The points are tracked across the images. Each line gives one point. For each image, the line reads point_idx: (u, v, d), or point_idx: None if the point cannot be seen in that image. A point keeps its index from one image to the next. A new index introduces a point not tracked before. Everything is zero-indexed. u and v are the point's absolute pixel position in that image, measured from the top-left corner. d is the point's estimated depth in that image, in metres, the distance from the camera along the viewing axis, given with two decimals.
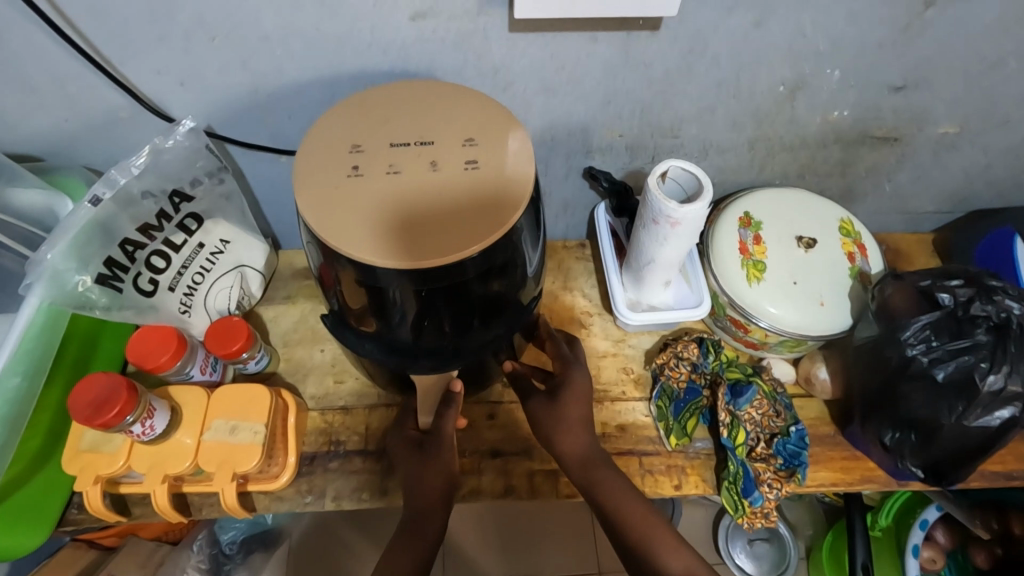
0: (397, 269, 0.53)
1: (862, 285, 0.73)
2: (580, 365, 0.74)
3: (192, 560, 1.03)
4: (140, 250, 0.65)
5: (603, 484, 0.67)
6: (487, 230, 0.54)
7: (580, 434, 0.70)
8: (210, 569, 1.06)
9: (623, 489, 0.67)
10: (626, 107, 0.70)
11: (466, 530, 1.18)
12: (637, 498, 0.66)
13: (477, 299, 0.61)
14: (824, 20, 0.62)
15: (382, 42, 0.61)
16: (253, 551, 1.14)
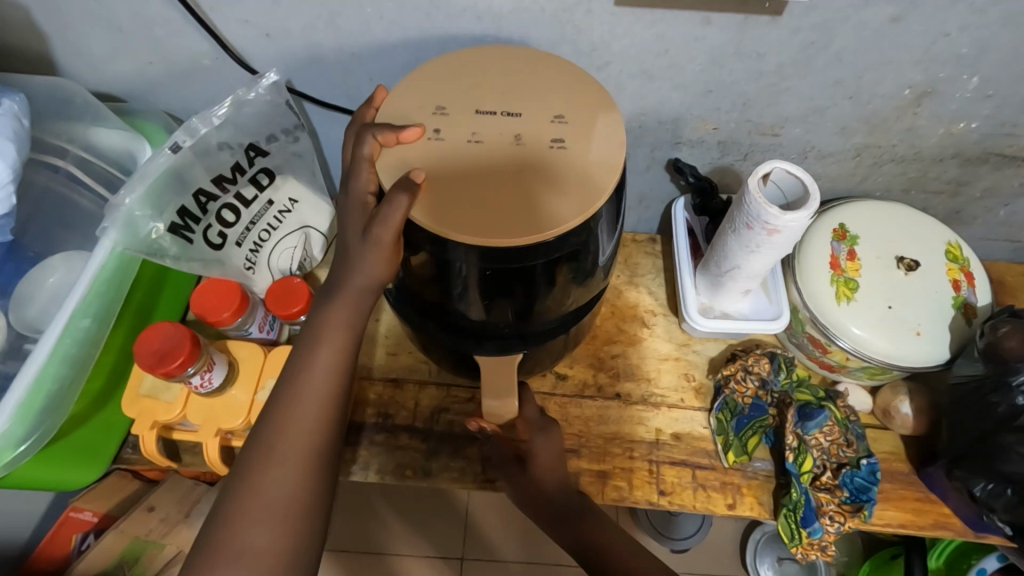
0: (449, 238, 0.50)
1: (966, 318, 0.67)
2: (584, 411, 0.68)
3: None
4: (213, 201, 0.65)
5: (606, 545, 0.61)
6: (547, 228, 0.50)
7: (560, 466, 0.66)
8: None
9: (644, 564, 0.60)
10: (727, 100, 0.65)
11: (488, 511, 1.19)
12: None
13: (541, 285, 0.56)
14: (972, 20, 0.55)
15: (477, 7, 0.57)
16: None
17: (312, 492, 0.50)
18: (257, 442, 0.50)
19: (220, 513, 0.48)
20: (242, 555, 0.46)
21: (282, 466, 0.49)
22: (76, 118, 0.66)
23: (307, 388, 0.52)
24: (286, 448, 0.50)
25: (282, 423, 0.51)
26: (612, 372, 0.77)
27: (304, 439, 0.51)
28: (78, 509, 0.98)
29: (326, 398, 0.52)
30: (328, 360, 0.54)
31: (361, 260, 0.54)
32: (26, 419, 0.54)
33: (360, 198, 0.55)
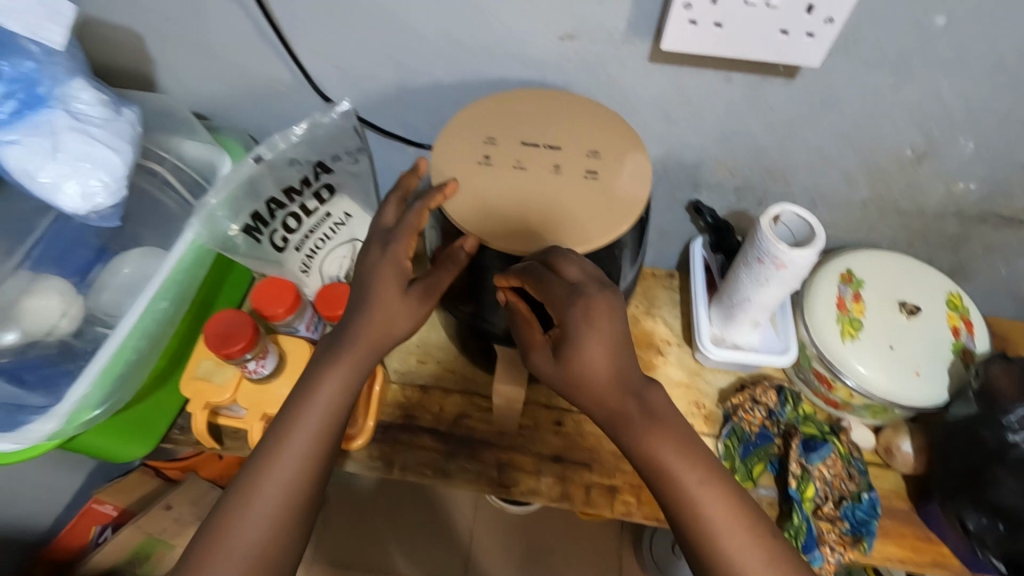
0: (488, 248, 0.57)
1: (963, 363, 0.71)
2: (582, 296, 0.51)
3: None
4: (281, 209, 0.73)
5: (674, 465, 0.52)
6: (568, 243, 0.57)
7: (608, 353, 0.51)
8: None
9: (705, 483, 0.51)
10: (743, 148, 0.72)
11: (489, 539, 1.28)
12: (748, 511, 0.51)
13: None
14: (965, 90, 0.62)
15: (526, 56, 0.66)
16: None
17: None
18: (210, 531, 0.52)
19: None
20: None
21: (227, 556, 0.50)
22: (173, 130, 0.74)
23: (270, 475, 0.54)
24: (234, 539, 0.51)
25: (236, 513, 0.52)
26: None
27: (254, 532, 0.52)
28: (101, 503, 1.07)
29: (290, 491, 0.54)
30: (299, 446, 0.55)
31: (388, 307, 0.59)
32: (103, 386, 0.60)
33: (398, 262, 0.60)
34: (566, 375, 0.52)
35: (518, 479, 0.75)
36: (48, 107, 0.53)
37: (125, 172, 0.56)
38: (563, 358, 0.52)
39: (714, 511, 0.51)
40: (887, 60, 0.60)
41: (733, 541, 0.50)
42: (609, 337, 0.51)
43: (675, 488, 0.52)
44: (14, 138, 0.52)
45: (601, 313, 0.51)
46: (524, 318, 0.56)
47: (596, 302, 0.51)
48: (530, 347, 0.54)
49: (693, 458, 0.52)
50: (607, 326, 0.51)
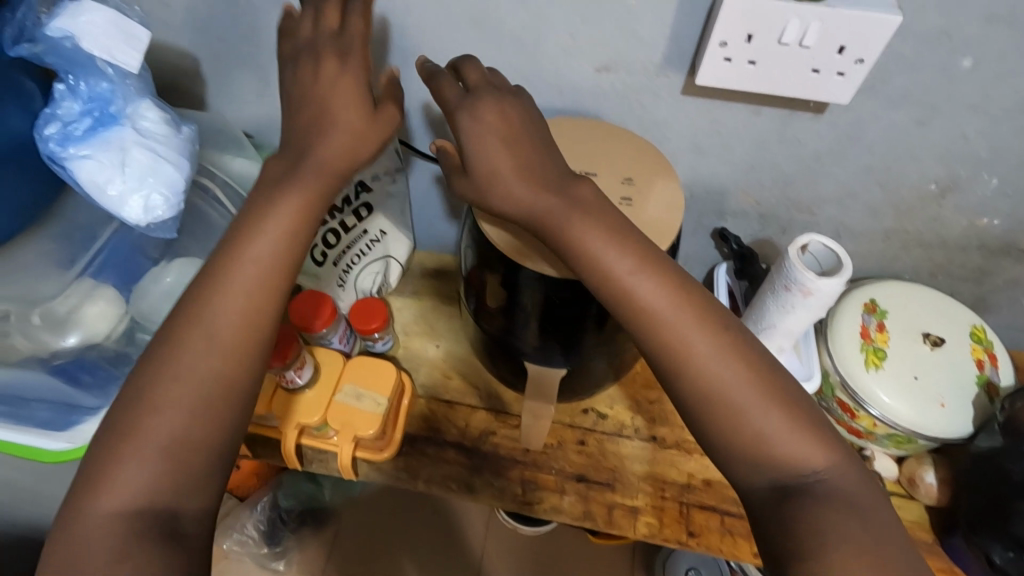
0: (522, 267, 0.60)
1: (988, 396, 0.72)
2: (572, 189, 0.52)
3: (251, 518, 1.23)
4: (322, 225, 0.77)
5: (654, 306, 0.50)
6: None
7: (511, 154, 0.54)
8: (266, 530, 1.25)
9: (683, 311, 0.50)
10: (769, 178, 0.74)
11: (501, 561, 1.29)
12: (728, 339, 0.50)
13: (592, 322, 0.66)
14: (989, 127, 0.64)
15: (562, 86, 0.69)
16: (304, 524, 1.30)
17: (195, 429, 0.48)
18: (140, 379, 0.49)
19: (93, 456, 0.47)
20: (99, 510, 0.45)
21: (161, 409, 0.48)
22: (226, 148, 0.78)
23: (207, 318, 0.50)
24: (172, 392, 0.48)
25: (173, 356, 0.49)
26: (649, 416, 0.82)
27: (188, 375, 0.49)
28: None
29: (233, 351, 0.50)
30: (240, 284, 0.51)
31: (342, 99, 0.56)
32: None
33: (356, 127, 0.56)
34: (479, 186, 0.55)
35: (542, 497, 0.76)
36: (118, 124, 0.57)
37: (184, 188, 0.60)
38: (471, 166, 0.55)
39: (694, 336, 0.50)
40: (913, 99, 0.62)
41: (718, 366, 0.49)
42: (502, 139, 0.54)
43: (647, 322, 0.50)
44: (86, 154, 0.55)
45: (498, 113, 0.55)
46: (456, 165, 0.57)
47: (492, 108, 0.55)
48: (452, 175, 0.57)
49: (662, 284, 0.51)
50: (502, 122, 0.55)
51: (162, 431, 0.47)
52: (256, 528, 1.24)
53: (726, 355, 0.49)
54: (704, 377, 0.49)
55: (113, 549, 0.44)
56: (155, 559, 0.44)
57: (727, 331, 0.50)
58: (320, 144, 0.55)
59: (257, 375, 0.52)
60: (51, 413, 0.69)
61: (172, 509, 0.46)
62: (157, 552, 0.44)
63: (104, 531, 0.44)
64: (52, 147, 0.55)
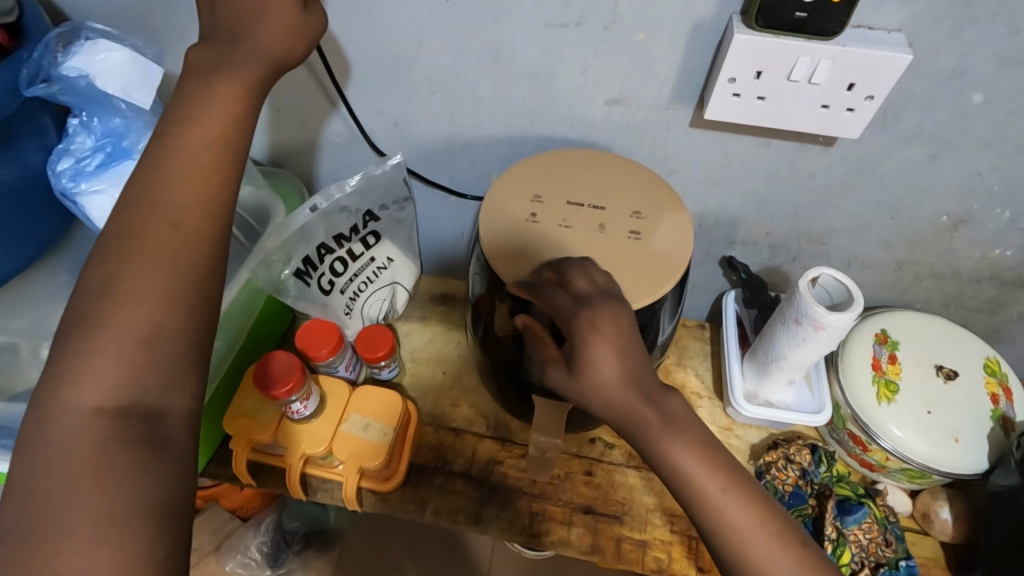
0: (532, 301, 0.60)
1: (1004, 431, 0.70)
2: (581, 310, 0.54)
3: (255, 541, 1.19)
4: (329, 254, 0.76)
5: (671, 446, 0.52)
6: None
7: (617, 357, 0.52)
8: (270, 553, 1.21)
9: (697, 452, 0.53)
10: (780, 210, 0.74)
11: None
12: (734, 469, 0.53)
13: None
14: (1003, 162, 0.63)
15: (572, 118, 0.69)
16: (309, 545, 1.29)
17: (187, 291, 0.45)
18: (104, 264, 0.44)
19: (53, 368, 0.42)
20: (78, 407, 0.41)
21: (132, 293, 0.43)
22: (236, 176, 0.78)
23: (176, 188, 0.46)
24: (136, 274, 0.44)
25: (131, 251, 0.44)
26: None
27: (181, 234, 0.46)
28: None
29: (199, 231, 0.46)
30: (191, 170, 0.47)
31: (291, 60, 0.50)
32: None
33: None
34: (578, 388, 0.54)
35: (550, 530, 0.75)
36: (131, 158, 0.58)
37: None
38: (576, 369, 0.53)
39: (702, 475, 0.52)
40: (924, 134, 0.62)
41: (722, 501, 0.52)
42: (617, 350, 0.52)
43: (660, 456, 0.53)
44: (100, 188, 0.57)
45: (616, 323, 0.53)
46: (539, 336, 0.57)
47: (604, 316, 0.53)
48: (549, 366, 0.56)
49: (680, 428, 0.53)
50: (618, 337, 0.53)
51: (125, 338, 0.42)
52: (260, 550, 1.20)
53: (732, 493, 0.52)
54: (707, 503, 0.52)
55: (94, 453, 0.40)
56: (144, 463, 0.40)
57: (733, 466, 0.53)
58: (255, 34, 0.50)
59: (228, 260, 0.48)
60: None
61: (158, 405, 0.43)
62: (145, 461, 0.40)
63: (84, 431, 0.40)
64: (65, 182, 0.58)
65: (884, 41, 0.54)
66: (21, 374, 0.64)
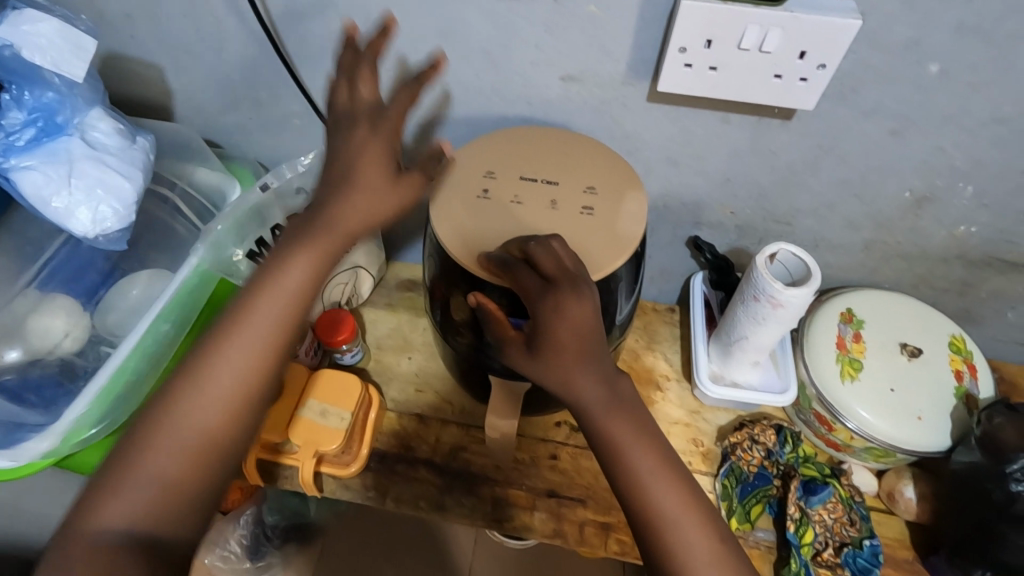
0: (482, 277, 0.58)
1: (967, 408, 0.70)
2: (558, 304, 0.53)
3: (234, 533, 1.15)
4: (284, 235, 0.76)
5: (613, 428, 0.54)
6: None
7: (578, 342, 0.54)
8: (250, 546, 1.16)
9: (637, 436, 0.54)
10: (744, 189, 0.73)
11: None
12: (671, 460, 0.54)
13: None
14: (964, 137, 0.62)
15: (530, 95, 0.68)
16: (290, 540, 1.23)
17: (229, 420, 0.48)
18: (156, 391, 0.48)
19: (102, 473, 0.46)
20: (102, 529, 0.44)
21: (179, 418, 0.47)
22: (189, 158, 0.77)
23: (217, 374, 0.48)
24: (163, 438, 0.47)
25: (178, 392, 0.48)
26: None
27: (212, 403, 0.48)
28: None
29: (246, 380, 0.49)
30: (251, 347, 0.49)
31: (364, 188, 0.53)
32: (102, 405, 0.61)
33: (382, 163, 0.55)
34: (539, 367, 0.55)
35: (513, 514, 0.74)
36: (66, 135, 0.56)
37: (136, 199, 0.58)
38: (539, 349, 0.54)
39: (639, 457, 0.53)
40: (884, 108, 0.61)
41: (653, 483, 0.52)
42: (579, 336, 0.54)
43: (604, 439, 0.54)
44: (30, 164, 0.54)
45: (580, 314, 0.53)
46: (497, 318, 0.56)
47: (573, 302, 0.53)
48: (510, 346, 0.56)
49: (623, 412, 0.54)
50: (582, 324, 0.54)
51: (161, 460, 0.46)
52: (240, 543, 1.16)
53: (664, 480, 0.53)
54: (643, 490, 0.52)
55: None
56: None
57: (671, 456, 0.54)
58: None
59: (263, 413, 0.51)
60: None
61: (161, 541, 0.45)
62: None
63: (91, 559, 0.43)
64: None
65: (834, 7, 0.52)
66: None
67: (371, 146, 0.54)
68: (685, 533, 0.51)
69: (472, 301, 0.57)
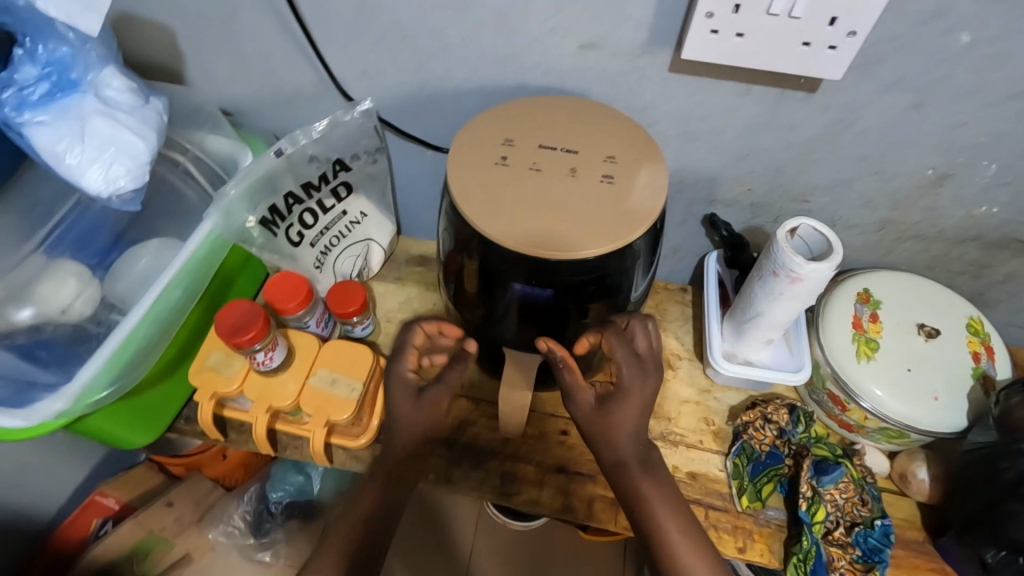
0: (500, 244, 0.57)
1: (983, 389, 0.69)
2: (631, 396, 0.65)
3: (239, 509, 1.23)
4: (297, 203, 0.75)
5: (645, 490, 0.62)
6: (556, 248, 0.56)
7: (638, 414, 0.65)
8: (253, 521, 1.23)
9: (664, 499, 0.62)
10: (761, 165, 0.72)
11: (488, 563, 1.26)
12: (691, 521, 0.62)
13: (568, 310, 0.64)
14: (988, 112, 0.61)
15: (546, 64, 0.67)
16: (293, 518, 1.24)
17: (373, 525, 0.65)
18: None
19: None
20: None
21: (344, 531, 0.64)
22: (200, 125, 0.76)
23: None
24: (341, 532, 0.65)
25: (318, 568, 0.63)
26: None
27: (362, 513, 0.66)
28: (104, 495, 1.12)
29: None
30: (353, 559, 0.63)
31: (410, 406, 0.70)
32: (113, 370, 0.60)
33: (404, 376, 0.71)
34: (601, 421, 0.64)
35: (522, 489, 0.74)
36: (80, 91, 0.55)
37: (148, 159, 0.57)
38: (609, 409, 0.64)
39: (666, 517, 0.62)
40: (908, 81, 0.60)
41: (678, 544, 0.61)
42: (644, 409, 0.65)
43: (628, 484, 0.63)
44: (44, 119, 0.54)
45: (646, 390, 0.65)
46: (566, 364, 0.63)
47: (647, 377, 0.66)
48: (574, 395, 0.65)
49: (653, 475, 0.64)
50: (647, 399, 0.65)
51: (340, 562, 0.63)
52: (244, 518, 1.23)
53: (686, 538, 0.61)
54: (653, 516, 0.62)
55: None
56: None
57: (688, 516, 0.63)
58: None
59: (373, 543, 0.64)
60: (7, 393, 0.60)
61: None
62: None
63: None
64: (8, 112, 0.53)
65: None
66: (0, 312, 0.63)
67: (411, 353, 0.72)
68: (688, 562, 0.60)
69: (541, 348, 0.63)
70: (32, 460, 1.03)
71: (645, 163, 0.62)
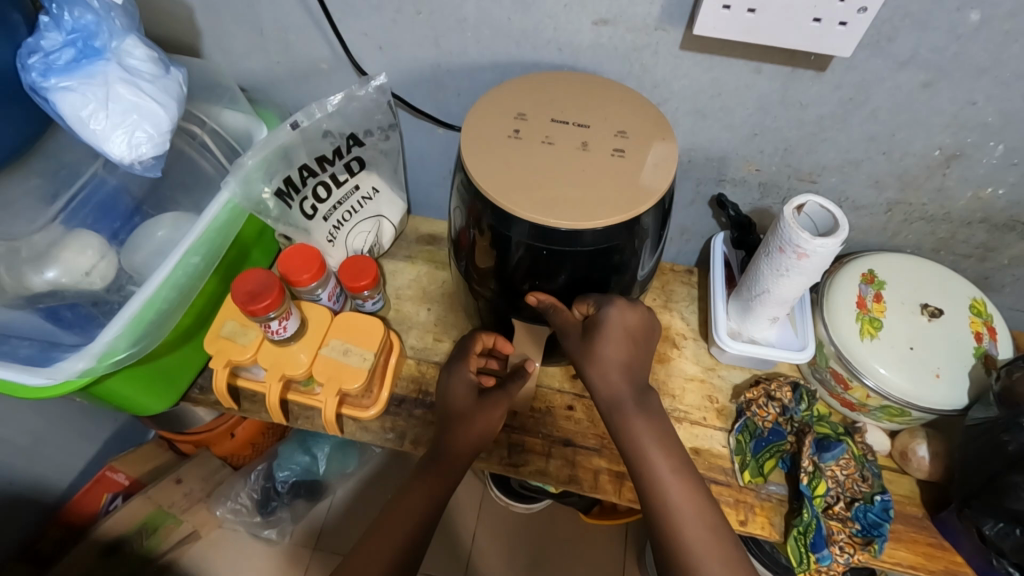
0: (512, 213, 0.58)
1: (985, 368, 0.70)
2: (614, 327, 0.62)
3: (246, 488, 1.21)
4: (311, 177, 0.76)
5: (637, 429, 0.63)
6: (563, 216, 0.57)
7: (625, 348, 0.64)
8: (260, 500, 1.21)
9: (657, 439, 0.63)
10: (770, 144, 0.73)
11: (490, 546, 1.26)
12: (686, 467, 0.63)
13: (578, 288, 0.65)
14: (999, 91, 0.62)
15: (560, 40, 0.68)
16: (299, 497, 1.23)
17: (421, 529, 0.64)
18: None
19: None
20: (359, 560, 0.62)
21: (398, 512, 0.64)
22: (217, 99, 0.77)
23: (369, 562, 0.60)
24: (389, 532, 0.63)
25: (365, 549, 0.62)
26: None
27: (414, 516, 0.64)
28: (114, 471, 1.14)
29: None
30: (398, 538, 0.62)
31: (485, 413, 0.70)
32: (134, 332, 0.62)
33: (466, 377, 0.72)
34: (589, 353, 0.64)
35: (528, 460, 0.75)
36: (103, 58, 0.57)
37: (169, 127, 0.59)
38: (594, 339, 0.62)
39: (658, 457, 0.62)
40: (919, 58, 0.60)
41: (670, 484, 0.61)
42: (627, 337, 0.64)
43: (626, 433, 0.64)
44: (70, 85, 0.55)
45: (625, 316, 0.63)
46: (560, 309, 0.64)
47: (632, 307, 0.64)
48: (567, 333, 0.64)
49: (649, 418, 0.64)
50: (630, 328, 0.64)
51: (385, 556, 0.61)
52: (250, 497, 1.21)
53: (681, 480, 0.62)
54: (646, 460, 0.62)
55: None
56: None
57: (684, 459, 0.63)
58: None
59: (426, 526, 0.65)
60: (32, 350, 0.62)
61: None
62: None
63: None
64: (35, 77, 0.56)
65: None
66: (23, 278, 0.64)
67: (472, 356, 0.73)
68: (687, 509, 0.60)
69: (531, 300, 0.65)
70: (46, 433, 1.05)
71: (655, 138, 0.63)
